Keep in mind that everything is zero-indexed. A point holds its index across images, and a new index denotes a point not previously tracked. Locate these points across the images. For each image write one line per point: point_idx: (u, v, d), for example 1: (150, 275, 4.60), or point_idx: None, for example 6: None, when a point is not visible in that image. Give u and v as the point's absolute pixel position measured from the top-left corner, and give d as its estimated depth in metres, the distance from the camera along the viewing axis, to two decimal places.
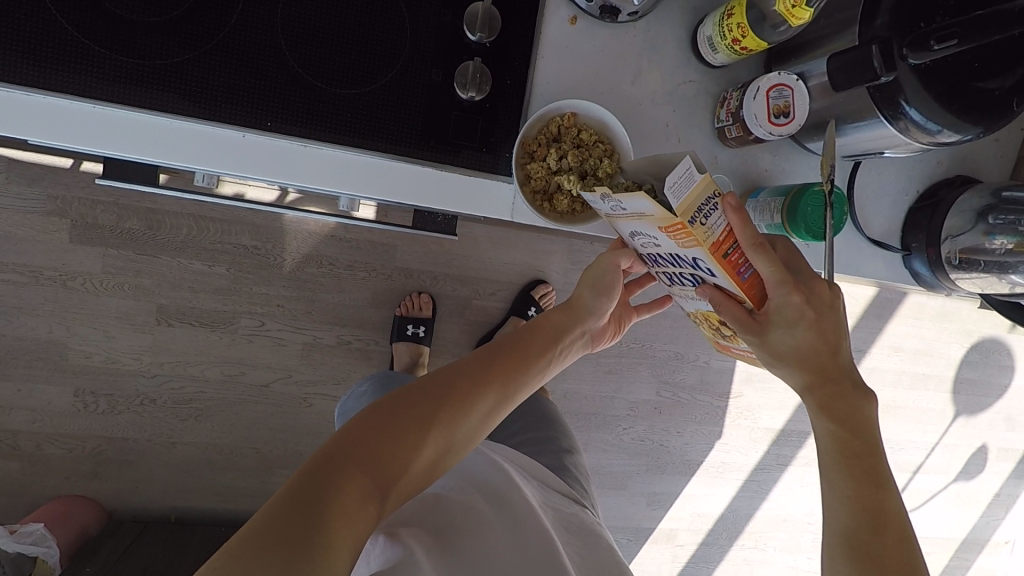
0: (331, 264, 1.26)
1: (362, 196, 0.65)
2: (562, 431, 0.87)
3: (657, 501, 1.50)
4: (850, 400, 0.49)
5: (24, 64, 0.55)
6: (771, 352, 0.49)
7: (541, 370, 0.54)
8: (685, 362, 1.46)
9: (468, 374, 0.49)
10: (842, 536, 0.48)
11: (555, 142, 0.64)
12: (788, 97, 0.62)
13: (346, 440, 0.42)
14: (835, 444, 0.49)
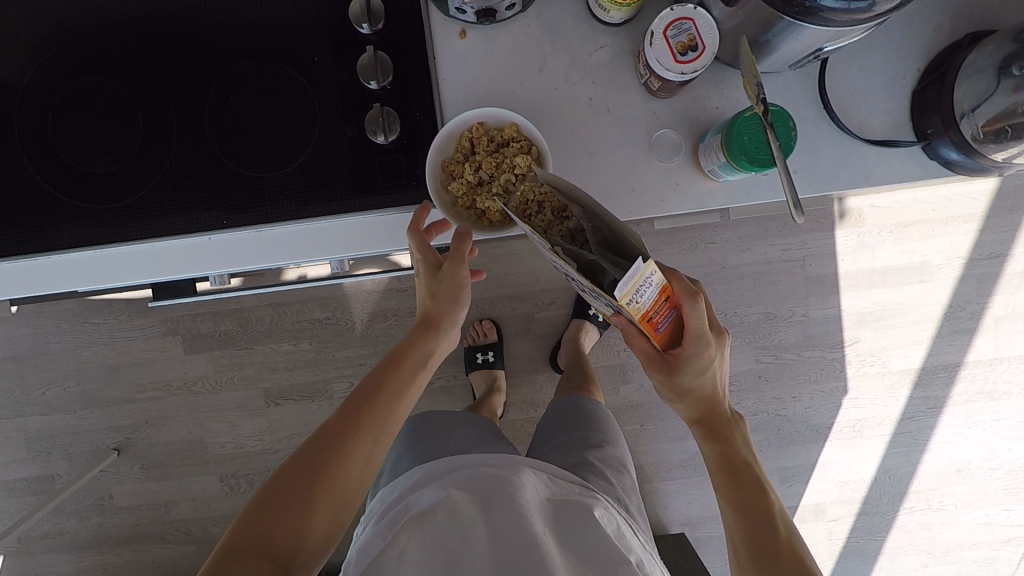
0: (396, 315, 1.35)
1: (324, 258, 0.71)
2: (594, 427, 0.92)
3: (792, 476, 1.39)
4: (728, 429, 0.61)
5: (36, 234, 0.68)
6: (672, 390, 0.57)
7: (408, 398, 0.61)
8: (779, 321, 1.35)
9: (339, 429, 0.55)
10: (739, 539, 0.57)
11: (471, 155, 0.64)
12: (691, 30, 0.58)
13: (238, 537, 0.48)
14: (719, 462, 0.60)
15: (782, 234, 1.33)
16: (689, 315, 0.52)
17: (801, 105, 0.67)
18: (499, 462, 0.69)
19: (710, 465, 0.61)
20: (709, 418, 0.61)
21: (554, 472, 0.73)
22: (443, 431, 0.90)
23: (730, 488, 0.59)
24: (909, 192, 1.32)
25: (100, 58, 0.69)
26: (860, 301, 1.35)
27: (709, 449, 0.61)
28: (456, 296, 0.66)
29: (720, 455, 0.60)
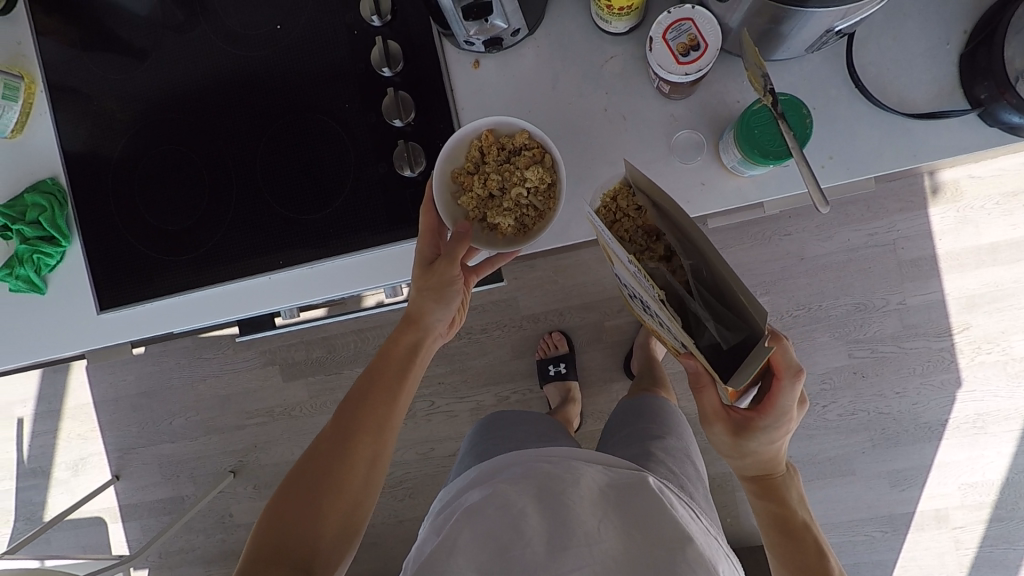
0: (469, 333, 1.39)
1: (370, 287, 0.76)
2: (658, 420, 0.90)
3: (904, 480, 1.27)
4: (787, 492, 0.58)
5: (131, 287, 0.79)
6: (737, 449, 0.55)
7: (404, 393, 0.67)
8: (872, 311, 1.25)
9: (339, 436, 0.62)
10: None
11: (482, 165, 0.66)
12: (691, 29, 0.57)
13: (262, 545, 0.57)
14: (777, 524, 0.58)
15: (866, 218, 1.24)
16: (782, 392, 0.52)
17: (831, 84, 0.63)
18: (551, 459, 0.66)
19: (765, 524, 0.59)
20: (765, 479, 0.58)
21: (611, 462, 0.69)
22: (507, 430, 0.91)
23: (788, 555, 0.57)
24: (1013, 158, 1.19)
25: (170, 129, 0.79)
26: (967, 283, 1.22)
27: (765, 509, 0.58)
28: (439, 295, 0.67)
29: (777, 517, 0.58)
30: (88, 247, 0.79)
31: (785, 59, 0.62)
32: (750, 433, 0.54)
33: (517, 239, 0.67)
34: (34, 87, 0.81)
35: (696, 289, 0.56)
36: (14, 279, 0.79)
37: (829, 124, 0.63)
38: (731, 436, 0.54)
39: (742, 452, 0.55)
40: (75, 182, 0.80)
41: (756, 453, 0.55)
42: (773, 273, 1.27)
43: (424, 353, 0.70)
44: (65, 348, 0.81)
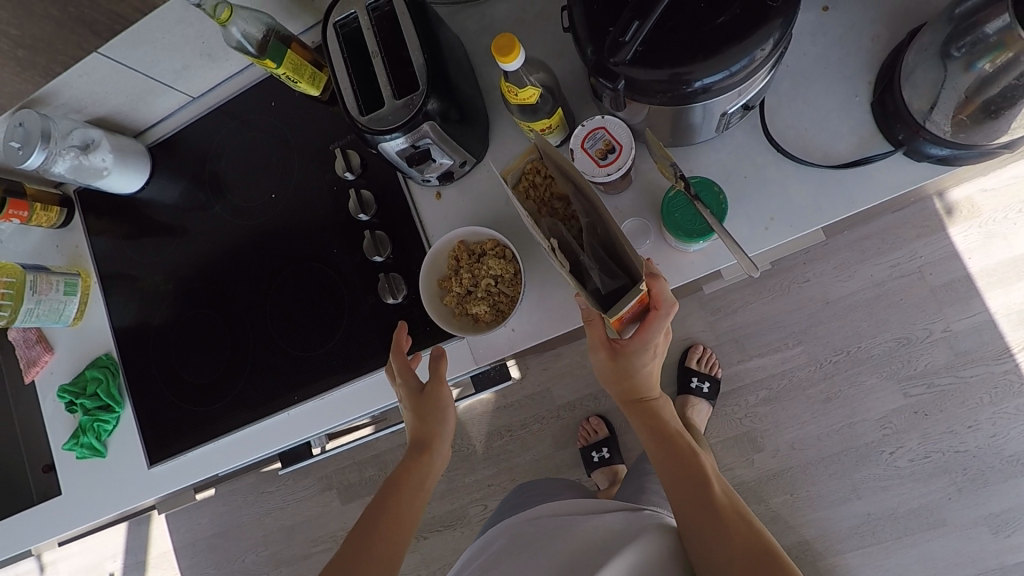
0: (510, 430, 1.41)
1: (377, 408, 0.82)
2: None
3: (1005, 523, 1.14)
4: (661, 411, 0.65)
5: (175, 440, 0.88)
6: (614, 371, 0.61)
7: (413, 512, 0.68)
8: (917, 344, 1.19)
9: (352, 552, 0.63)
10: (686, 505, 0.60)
11: (457, 268, 0.74)
12: (604, 136, 0.66)
13: None
14: (658, 439, 0.64)
15: (885, 251, 1.20)
16: (658, 320, 0.57)
17: (756, 152, 0.69)
18: (535, 523, 0.70)
19: (651, 446, 0.65)
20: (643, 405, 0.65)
21: (596, 507, 0.70)
22: (536, 491, 0.92)
23: (674, 467, 0.62)
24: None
25: (196, 295, 0.91)
26: (1014, 297, 1.15)
27: (647, 432, 0.65)
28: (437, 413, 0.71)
29: (661, 437, 0.64)
30: (137, 411, 0.90)
31: (707, 140, 0.69)
32: (624, 356, 0.60)
33: (498, 325, 0.74)
34: (88, 279, 0.95)
35: (586, 244, 0.62)
36: (81, 447, 0.91)
37: (763, 188, 0.69)
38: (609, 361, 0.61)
39: (622, 375, 0.62)
40: (124, 355, 0.92)
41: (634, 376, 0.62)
42: (801, 322, 1.24)
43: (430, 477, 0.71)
44: (126, 504, 0.91)
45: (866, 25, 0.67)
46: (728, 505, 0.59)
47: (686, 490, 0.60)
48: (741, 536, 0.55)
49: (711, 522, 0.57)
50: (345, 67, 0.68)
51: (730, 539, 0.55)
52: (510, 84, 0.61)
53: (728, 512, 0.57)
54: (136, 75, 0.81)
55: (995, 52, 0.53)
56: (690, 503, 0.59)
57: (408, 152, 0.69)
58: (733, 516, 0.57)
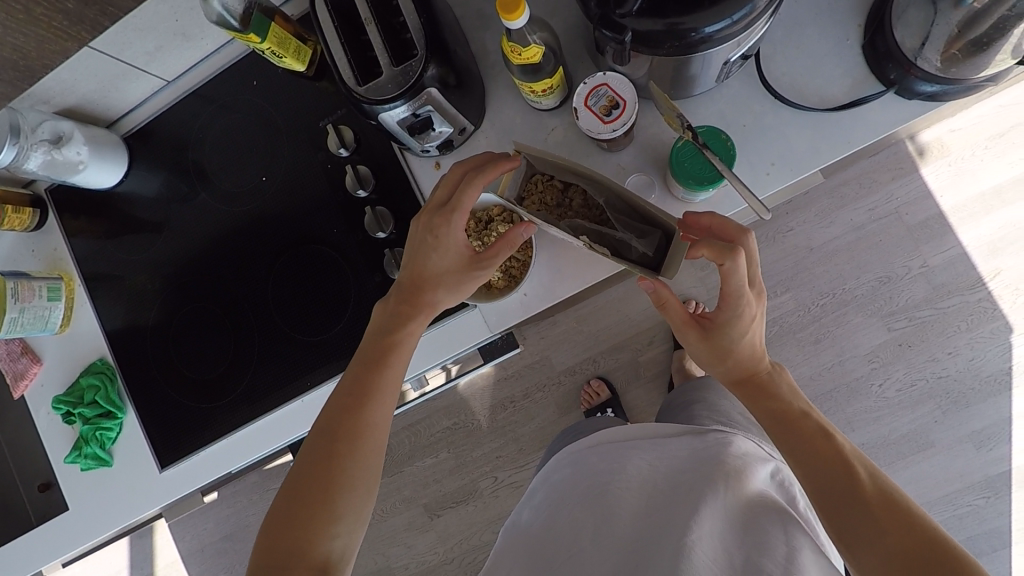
0: (512, 401, 1.42)
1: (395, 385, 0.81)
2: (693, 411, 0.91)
3: (987, 439, 1.22)
4: (769, 384, 0.58)
5: (190, 439, 0.86)
6: (710, 352, 0.58)
7: (396, 382, 0.60)
8: (898, 280, 1.23)
9: (337, 416, 0.56)
10: (821, 496, 0.51)
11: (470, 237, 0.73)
12: (608, 92, 0.66)
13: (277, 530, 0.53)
14: (773, 420, 0.57)
15: (863, 194, 1.24)
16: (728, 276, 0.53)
17: (753, 101, 0.69)
18: (604, 455, 0.75)
19: (765, 426, 0.57)
20: (754, 382, 0.59)
21: (660, 432, 0.74)
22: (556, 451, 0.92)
23: (794, 447, 0.54)
24: (990, 102, 1.19)
25: (194, 290, 0.88)
26: (984, 230, 1.21)
27: (764, 412, 0.58)
28: (445, 275, 0.60)
29: (775, 415, 0.57)
30: (142, 415, 0.88)
31: (703, 93, 0.69)
32: (716, 330, 0.57)
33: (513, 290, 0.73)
34: (72, 281, 0.91)
35: (616, 222, 0.63)
36: (85, 458, 0.88)
37: (763, 136, 0.69)
38: (702, 339, 0.58)
39: (719, 354, 0.58)
40: (120, 359, 0.89)
41: (733, 353, 0.58)
42: (788, 269, 1.27)
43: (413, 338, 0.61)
44: (140, 510, 0.89)
45: None
46: (880, 495, 0.49)
47: (819, 477, 0.52)
48: (894, 528, 0.47)
49: (858, 514, 0.49)
50: (337, 36, 0.66)
51: (882, 532, 0.47)
52: (512, 43, 0.60)
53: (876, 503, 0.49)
54: (108, 59, 0.77)
55: None
56: (823, 488, 0.51)
57: (408, 121, 0.68)
58: (878, 502, 0.49)
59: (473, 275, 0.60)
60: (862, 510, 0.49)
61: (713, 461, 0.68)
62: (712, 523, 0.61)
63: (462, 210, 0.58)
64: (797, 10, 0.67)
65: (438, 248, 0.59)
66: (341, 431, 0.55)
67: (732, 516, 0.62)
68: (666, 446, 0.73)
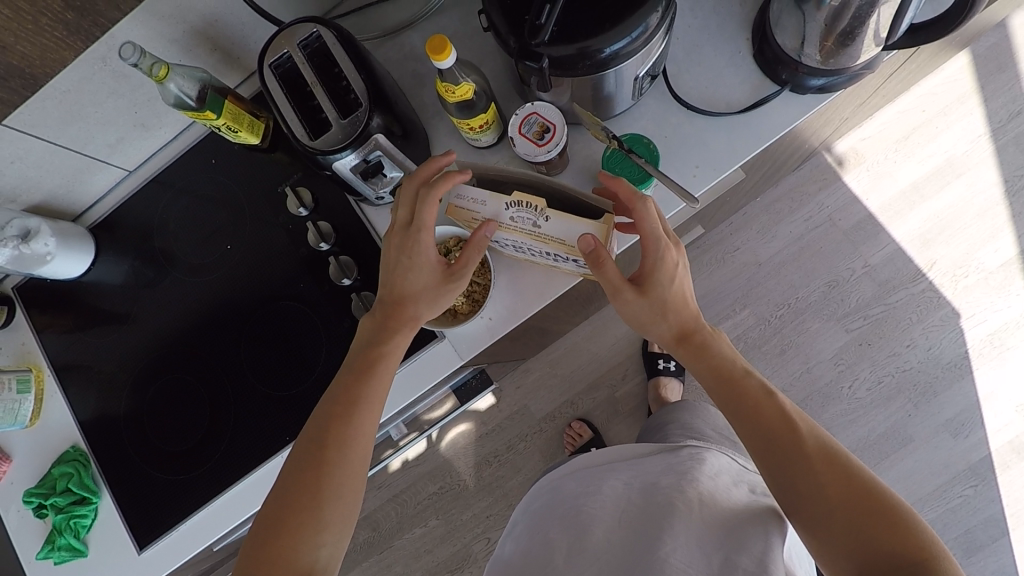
0: (497, 455, 1.40)
1: None
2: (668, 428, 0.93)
3: (961, 424, 1.25)
4: (707, 339, 0.61)
5: (167, 515, 0.84)
6: (651, 308, 0.60)
7: (381, 392, 0.63)
8: (845, 283, 1.30)
9: (320, 426, 0.60)
10: (768, 445, 0.55)
11: None
12: (539, 119, 0.71)
13: (263, 535, 0.56)
14: (715, 376, 0.60)
15: (796, 209, 1.34)
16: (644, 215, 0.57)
17: (669, 115, 0.76)
18: (581, 479, 0.75)
19: (710, 387, 0.60)
20: (690, 339, 0.61)
21: (636, 453, 0.77)
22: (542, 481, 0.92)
23: (739, 406, 0.57)
24: (890, 109, 1.31)
25: (166, 364, 0.89)
26: (912, 225, 1.29)
27: (706, 369, 0.60)
28: (427, 280, 0.63)
29: (719, 371, 0.60)
30: (119, 498, 0.86)
31: (624, 112, 0.76)
32: (647, 281, 0.59)
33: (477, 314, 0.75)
34: (42, 373, 0.90)
35: None
36: (57, 551, 0.84)
37: (684, 142, 0.76)
38: (639, 296, 0.59)
39: (657, 307, 0.59)
40: (95, 443, 0.88)
41: (670, 306, 0.60)
42: (742, 286, 1.34)
43: (398, 346, 0.64)
44: None
45: None
46: (822, 449, 0.53)
47: (764, 433, 0.55)
48: (845, 500, 0.50)
49: (799, 465, 0.53)
50: (286, 101, 0.69)
51: (820, 484, 0.51)
52: (446, 83, 0.66)
53: (818, 458, 0.52)
54: (71, 154, 0.80)
55: None
56: (766, 441, 0.55)
57: (358, 169, 0.72)
58: (830, 471, 0.52)
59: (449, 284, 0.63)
60: (814, 480, 0.52)
61: (686, 475, 0.68)
62: (687, 537, 0.61)
63: (424, 228, 0.60)
64: (693, 34, 0.77)
65: (412, 265, 0.62)
66: (326, 442, 0.59)
67: (708, 522, 0.63)
68: (641, 466, 0.73)
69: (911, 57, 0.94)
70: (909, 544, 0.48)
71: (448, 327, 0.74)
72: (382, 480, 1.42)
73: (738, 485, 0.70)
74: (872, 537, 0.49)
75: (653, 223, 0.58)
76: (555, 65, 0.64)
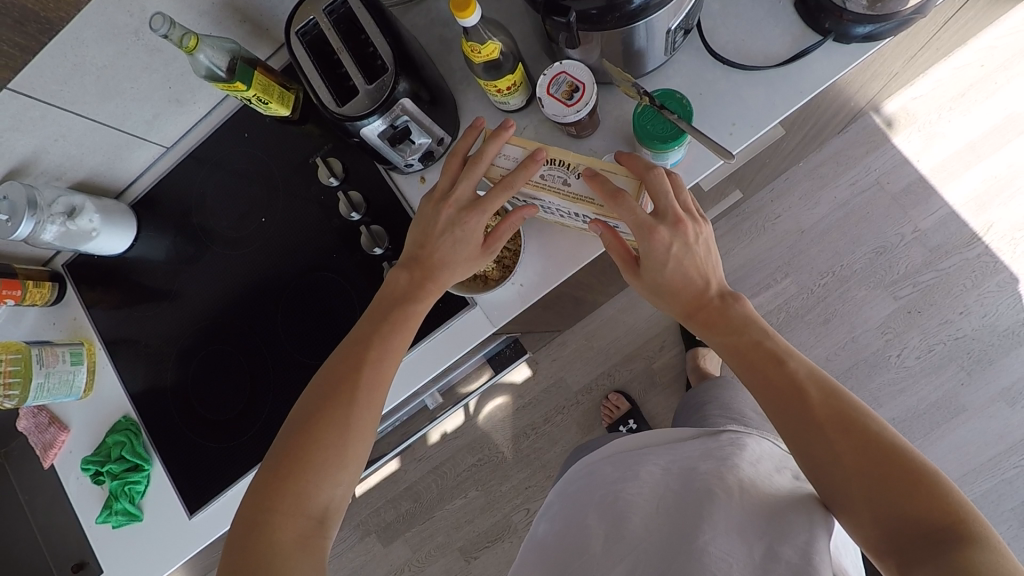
0: (534, 427, 1.38)
1: (399, 398, 0.80)
2: (710, 409, 0.92)
3: (1019, 393, 1.19)
4: (720, 309, 0.61)
5: (212, 482, 0.87)
6: (648, 289, 0.63)
7: (399, 346, 0.63)
8: (892, 249, 1.25)
9: (338, 372, 0.61)
10: (782, 413, 0.54)
11: None
12: (567, 77, 0.68)
13: (269, 480, 0.57)
14: (728, 349, 0.59)
15: (841, 173, 1.29)
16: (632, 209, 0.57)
17: (703, 71, 0.73)
18: (618, 462, 0.74)
19: (728, 360, 0.60)
20: (703, 311, 0.61)
21: (675, 437, 0.75)
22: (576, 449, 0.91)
23: (754, 377, 0.57)
24: (946, 66, 1.24)
25: (207, 337, 0.90)
26: (967, 188, 1.23)
27: (719, 345, 0.60)
28: (456, 244, 0.63)
29: (731, 345, 0.59)
30: (170, 466, 0.89)
31: (656, 69, 0.74)
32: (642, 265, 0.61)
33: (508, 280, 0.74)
34: (93, 346, 0.94)
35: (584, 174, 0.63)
36: (115, 515, 0.88)
37: (719, 98, 0.73)
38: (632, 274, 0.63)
39: (656, 287, 0.62)
40: (146, 414, 0.91)
41: (674, 284, 0.61)
42: (784, 255, 1.30)
43: (420, 309, 0.64)
44: (171, 561, 0.88)
45: None
46: (838, 411, 0.52)
47: (776, 401, 0.55)
48: (862, 464, 0.49)
49: (813, 431, 0.52)
50: (313, 67, 0.68)
51: (836, 449, 0.50)
52: (471, 42, 0.64)
53: (830, 421, 0.51)
54: (111, 131, 0.82)
55: None
56: (780, 408, 0.54)
57: (385, 135, 0.71)
58: (841, 441, 0.50)
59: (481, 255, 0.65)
60: (833, 449, 0.50)
61: (724, 460, 0.67)
62: (725, 527, 0.60)
63: (491, 210, 0.61)
64: None
65: (462, 238, 0.62)
66: (356, 384, 0.60)
67: (749, 508, 0.62)
68: (678, 450, 0.72)
69: (966, 5, 0.89)
70: (935, 504, 0.45)
71: (479, 293, 0.74)
72: (422, 452, 1.42)
73: (781, 472, 0.69)
74: (894, 498, 0.47)
75: (667, 200, 0.59)
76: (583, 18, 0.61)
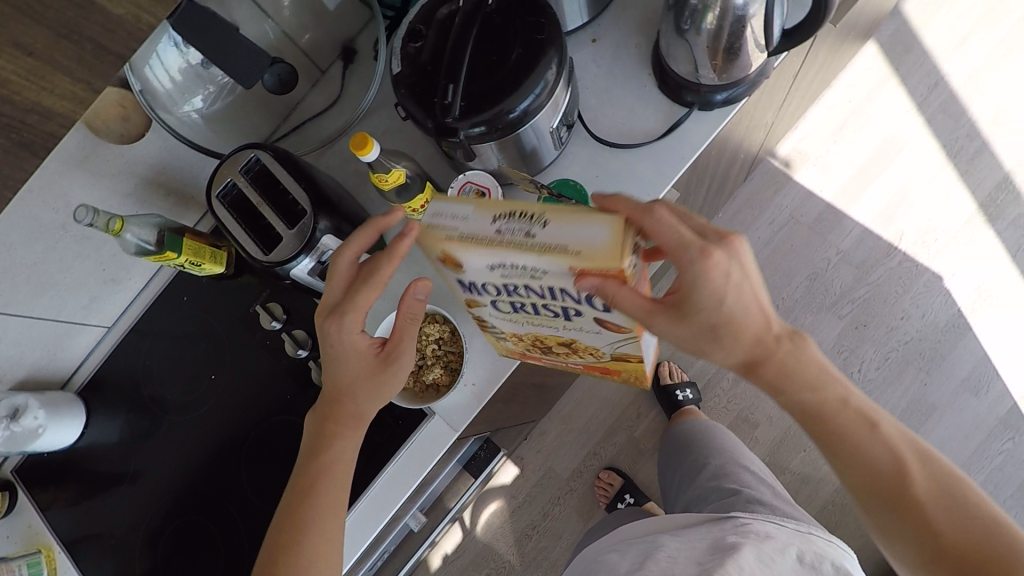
0: (533, 526, 1.34)
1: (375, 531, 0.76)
2: (711, 486, 0.95)
3: (979, 381, 1.23)
4: (793, 351, 0.58)
5: None
6: (692, 330, 0.53)
7: (340, 472, 0.62)
8: (825, 272, 1.32)
9: (280, 523, 0.60)
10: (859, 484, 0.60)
11: None
12: (473, 186, 0.74)
13: None
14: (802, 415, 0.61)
15: (758, 214, 1.37)
16: (658, 227, 0.47)
17: (595, 156, 0.80)
18: (630, 549, 0.76)
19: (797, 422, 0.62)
20: (774, 356, 0.57)
21: (684, 523, 0.78)
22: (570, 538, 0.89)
23: (820, 436, 0.60)
24: (820, 104, 1.37)
25: (176, 510, 0.87)
26: (871, 204, 1.32)
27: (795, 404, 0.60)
28: (337, 364, 0.62)
29: (806, 415, 0.60)
30: None
31: (553, 162, 0.80)
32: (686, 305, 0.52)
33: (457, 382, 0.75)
34: (52, 551, 0.89)
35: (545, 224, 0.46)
36: None
37: (617, 178, 0.79)
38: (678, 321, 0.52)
39: (708, 332, 0.54)
40: None
41: (725, 331, 0.54)
42: None
43: (351, 443, 0.62)
44: None
45: (628, 36, 0.82)
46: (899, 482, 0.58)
47: (847, 463, 0.60)
48: (916, 521, 0.57)
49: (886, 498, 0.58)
50: (237, 224, 0.72)
51: (896, 518, 0.58)
52: (378, 173, 0.69)
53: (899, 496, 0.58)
54: (48, 323, 0.82)
55: (706, 12, 0.67)
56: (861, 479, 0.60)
57: (314, 270, 0.75)
58: (843, 440, 0.60)
59: (384, 374, 0.62)
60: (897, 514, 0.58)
61: (736, 543, 0.69)
62: None
63: (355, 318, 0.59)
64: (601, 81, 0.82)
65: (342, 361, 0.61)
66: (298, 518, 0.59)
67: None
68: (688, 535, 0.74)
69: (810, 56, 1.00)
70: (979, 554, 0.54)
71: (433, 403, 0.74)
72: None
73: (789, 554, 0.69)
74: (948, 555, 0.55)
75: (693, 223, 0.51)
76: (473, 134, 0.67)
